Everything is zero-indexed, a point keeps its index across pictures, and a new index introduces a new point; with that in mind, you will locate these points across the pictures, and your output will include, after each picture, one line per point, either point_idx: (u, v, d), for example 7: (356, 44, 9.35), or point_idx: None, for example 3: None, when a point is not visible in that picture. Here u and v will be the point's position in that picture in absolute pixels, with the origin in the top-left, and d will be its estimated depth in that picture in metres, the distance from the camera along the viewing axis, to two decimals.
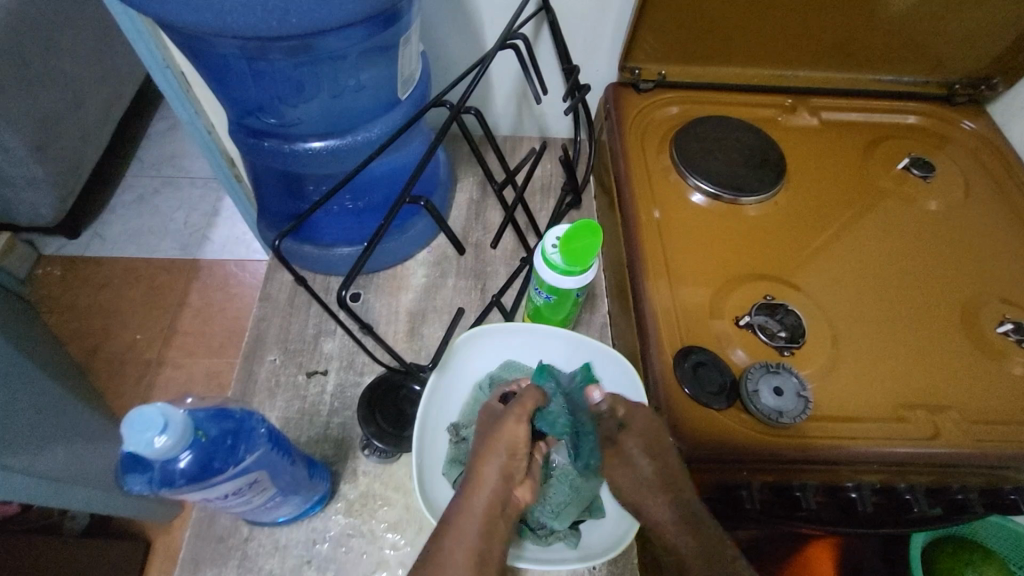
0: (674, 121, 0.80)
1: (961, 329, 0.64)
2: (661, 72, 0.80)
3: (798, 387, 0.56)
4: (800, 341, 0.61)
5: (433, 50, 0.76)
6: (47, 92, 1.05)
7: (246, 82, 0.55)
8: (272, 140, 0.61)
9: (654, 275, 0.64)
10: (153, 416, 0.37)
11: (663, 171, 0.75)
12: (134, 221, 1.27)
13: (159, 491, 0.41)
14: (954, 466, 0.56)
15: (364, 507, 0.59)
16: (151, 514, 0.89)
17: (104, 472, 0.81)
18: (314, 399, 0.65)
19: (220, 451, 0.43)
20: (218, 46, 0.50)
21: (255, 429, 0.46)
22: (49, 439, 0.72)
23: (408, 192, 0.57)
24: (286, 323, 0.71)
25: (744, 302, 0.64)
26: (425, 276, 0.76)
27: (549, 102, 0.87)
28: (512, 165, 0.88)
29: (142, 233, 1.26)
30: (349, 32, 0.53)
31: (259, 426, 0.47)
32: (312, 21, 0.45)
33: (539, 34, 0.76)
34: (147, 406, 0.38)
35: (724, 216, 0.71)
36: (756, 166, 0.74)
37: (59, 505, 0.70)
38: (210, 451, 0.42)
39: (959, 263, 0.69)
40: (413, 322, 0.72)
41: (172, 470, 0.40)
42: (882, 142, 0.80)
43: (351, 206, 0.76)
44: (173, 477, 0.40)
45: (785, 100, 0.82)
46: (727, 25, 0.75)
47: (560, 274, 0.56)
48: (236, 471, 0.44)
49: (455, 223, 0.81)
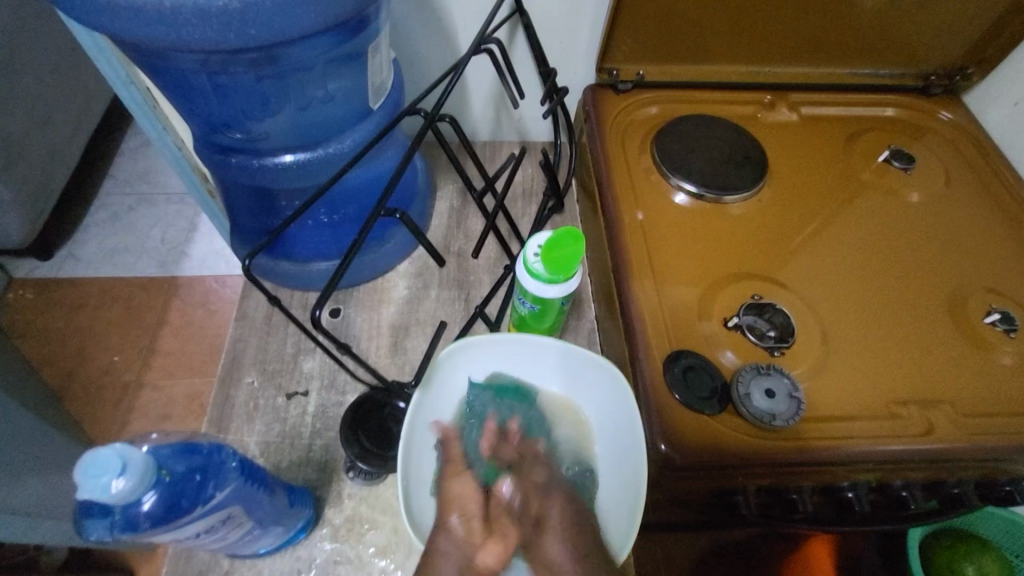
0: (655, 121, 0.79)
1: (948, 321, 0.64)
2: (639, 72, 0.79)
3: (789, 388, 0.56)
4: (790, 340, 0.60)
5: (407, 56, 0.74)
6: (12, 108, 0.99)
7: (208, 96, 0.53)
8: (240, 156, 0.59)
9: (640, 278, 0.63)
10: (110, 458, 0.35)
11: (645, 172, 0.74)
12: (109, 239, 1.18)
13: (122, 535, 0.38)
14: (950, 461, 0.55)
15: (350, 533, 0.57)
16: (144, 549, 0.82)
17: None
18: (295, 421, 0.63)
19: (189, 488, 0.41)
20: (176, 61, 0.48)
21: (226, 463, 0.44)
22: (23, 475, 0.68)
23: (383, 205, 0.53)
24: (263, 342, 0.68)
25: (732, 302, 0.63)
26: (407, 288, 0.74)
27: (527, 106, 0.86)
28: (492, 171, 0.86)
29: (118, 252, 1.17)
30: (313, 41, 0.51)
31: (229, 460, 0.45)
32: (271, 32, 0.43)
33: (514, 38, 0.75)
34: (103, 447, 0.36)
35: (708, 215, 0.71)
36: (739, 164, 0.74)
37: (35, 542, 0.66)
38: (178, 490, 0.40)
39: (943, 255, 0.69)
40: (396, 335, 0.70)
41: (135, 515, 0.38)
42: (862, 135, 0.80)
43: (326, 220, 0.74)
44: (137, 520, 0.38)
45: (764, 97, 0.81)
46: (704, 23, 0.74)
47: (543, 283, 0.54)
48: (206, 510, 0.42)
49: (437, 233, 0.79)
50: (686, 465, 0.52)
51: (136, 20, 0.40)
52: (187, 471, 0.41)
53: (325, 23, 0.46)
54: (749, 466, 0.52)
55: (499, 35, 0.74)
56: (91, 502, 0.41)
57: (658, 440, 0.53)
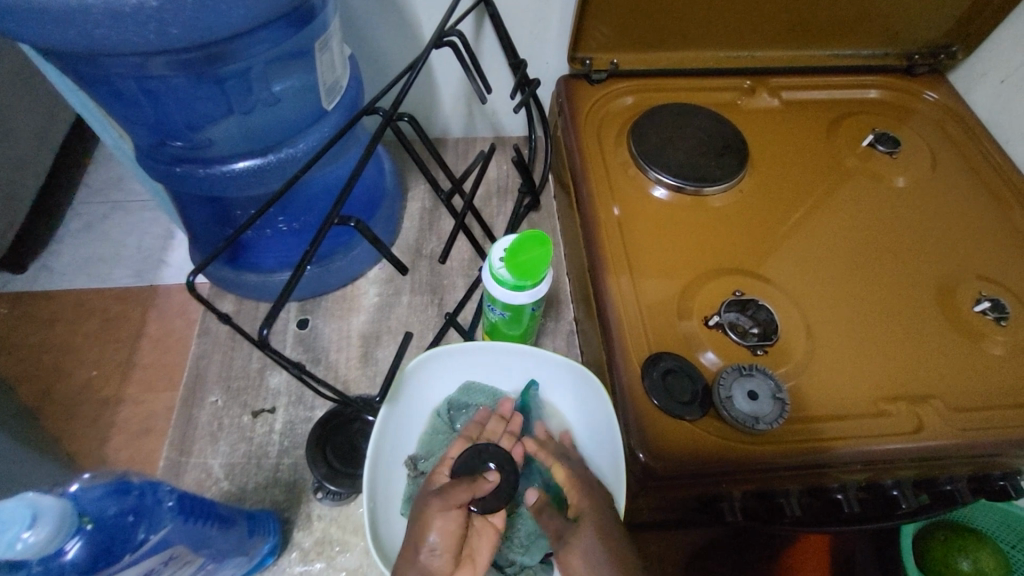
0: (631, 111, 0.75)
1: (937, 311, 0.62)
2: (613, 61, 0.76)
3: (773, 389, 0.53)
4: (773, 337, 0.58)
5: (368, 50, 0.71)
6: None
7: (145, 99, 0.49)
8: (187, 166, 0.55)
9: (616, 277, 0.61)
10: (18, 510, 0.33)
11: (621, 166, 0.70)
12: (83, 249, 0.96)
13: None
14: (941, 458, 0.53)
15: (320, 556, 0.55)
16: None
17: None
18: (261, 440, 0.60)
19: (118, 535, 0.38)
20: (101, 67, 0.44)
21: (161, 502, 0.42)
22: None
23: (337, 212, 0.49)
24: (228, 358, 0.65)
25: (712, 300, 0.60)
26: (377, 295, 0.71)
27: (500, 99, 0.82)
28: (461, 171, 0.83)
29: (92, 261, 0.95)
30: (251, 35, 0.48)
31: (166, 499, 0.42)
32: (195, 31, 0.40)
33: (481, 28, 0.72)
34: (9, 501, 0.34)
35: (688, 209, 0.68)
36: (718, 154, 0.70)
37: None
38: (106, 537, 0.38)
39: (930, 242, 0.67)
40: (367, 345, 0.68)
41: (58, 568, 0.36)
42: (845, 118, 0.77)
43: (285, 228, 0.71)
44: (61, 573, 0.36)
45: (744, 82, 0.78)
46: (679, 6, 0.71)
47: (510, 290, 0.49)
48: (140, 556, 0.39)
49: (407, 238, 0.76)
50: (666, 475, 0.49)
51: (42, 23, 0.37)
52: (118, 515, 0.39)
53: (258, 19, 0.42)
54: (732, 473, 0.50)
55: (463, 26, 0.71)
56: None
57: (636, 448, 0.50)
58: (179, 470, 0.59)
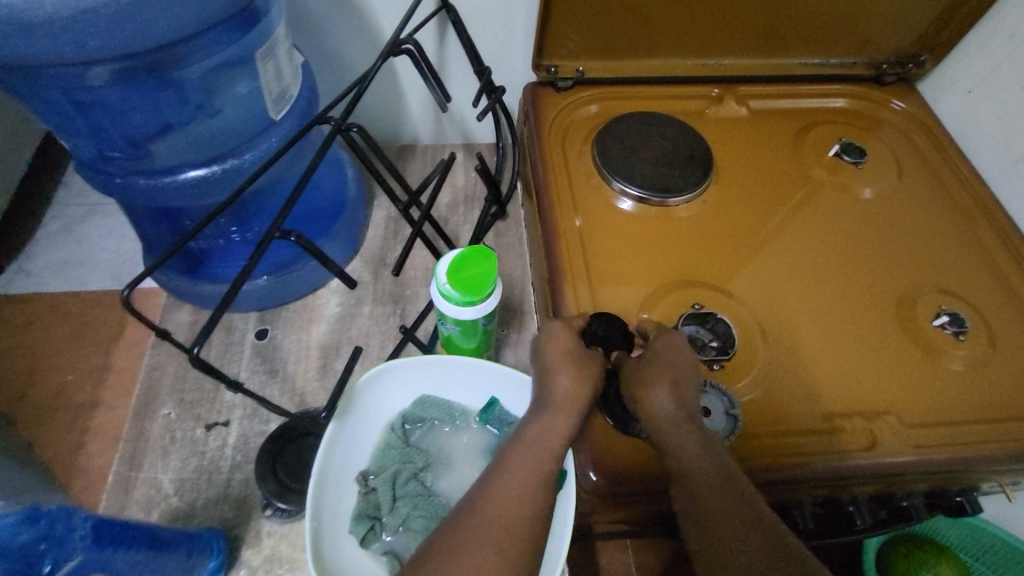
0: (597, 120, 0.75)
1: (897, 325, 0.61)
2: (580, 69, 0.75)
3: (727, 405, 0.53)
4: (732, 351, 0.57)
5: (329, 57, 0.70)
6: None
7: (84, 109, 0.49)
8: (130, 177, 0.55)
9: (575, 289, 0.60)
10: None
11: (585, 175, 0.70)
12: (60, 252, 0.87)
13: None
14: (895, 474, 0.53)
15: (269, 574, 0.54)
16: None
17: None
18: (214, 455, 0.59)
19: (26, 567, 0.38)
20: (30, 78, 0.44)
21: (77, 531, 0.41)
22: None
23: (278, 225, 0.48)
24: (183, 370, 0.64)
25: (670, 313, 0.60)
26: (338, 305, 0.70)
27: (468, 106, 0.81)
28: (414, 184, 0.82)
29: (66, 266, 0.86)
30: (185, 44, 0.48)
31: (80, 526, 0.42)
32: (113, 42, 0.42)
33: (443, 35, 0.71)
34: None
35: (651, 220, 0.67)
36: (683, 164, 0.70)
37: None
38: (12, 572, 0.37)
39: (892, 254, 0.66)
40: (326, 356, 0.67)
41: None
42: (813, 128, 0.76)
43: (238, 237, 0.69)
44: None
45: (712, 91, 0.77)
46: (642, 14, 0.70)
47: (457, 305, 0.48)
48: None
49: (372, 247, 0.75)
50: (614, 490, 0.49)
51: None
52: (31, 543, 0.38)
53: (186, 29, 0.44)
54: None
55: (425, 32, 0.70)
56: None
57: (587, 467, 0.50)
58: (128, 485, 0.58)
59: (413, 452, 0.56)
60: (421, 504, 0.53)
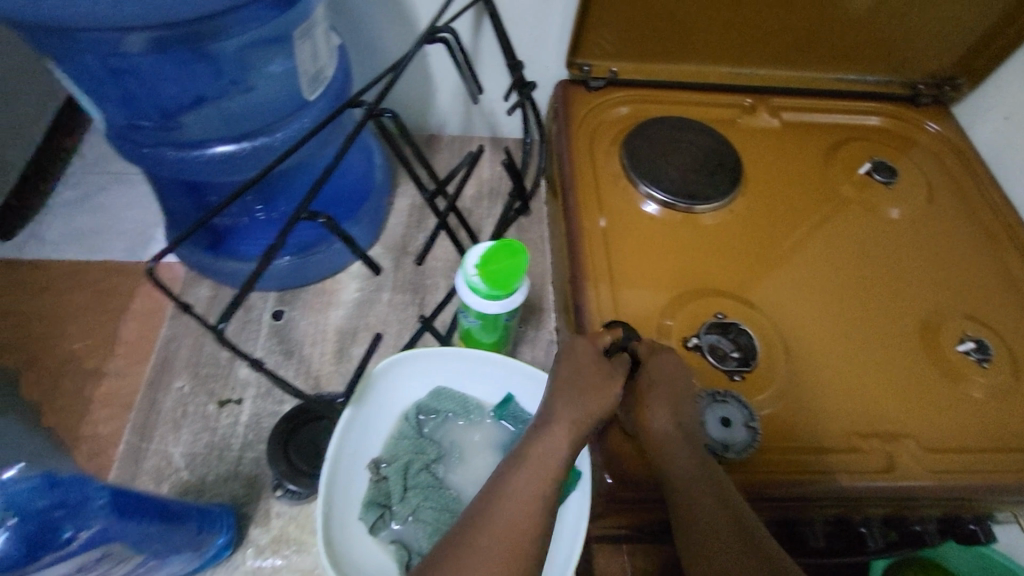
0: (627, 121, 0.73)
1: (920, 348, 0.61)
2: (613, 69, 0.74)
3: (746, 417, 0.52)
4: (752, 363, 0.57)
5: (362, 42, 0.70)
6: None
7: (117, 76, 0.48)
8: (160, 148, 0.55)
9: (598, 291, 0.60)
10: None
11: (613, 177, 0.69)
12: (75, 219, 0.87)
13: None
14: (910, 498, 0.53)
15: (276, 554, 0.54)
16: None
17: None
18: (225, 432, 0.59)
19: (46, 532, 0.37)
20: (70, 41, 0.44)
21: (95, 500, 0.41)
22: None
23: (307, 207, 0.47)
24: (198, 345, 0.64)
25: (693, 321, 0.60)
26: (357, 291, 0.70)
27: (497, 100, 0.81)
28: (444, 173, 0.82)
29: (81, 234, 0.86)
30: (224, 18, 0.47)
31: (99, 496, 0.41)
32: (154, 11, 0.41)
33: (479, 26, 0.70)
34: None
35: (677, 226, 0.67)
36: (712, 172, 0.69)
37: None
38: (32, 535, 0.37)
39: (919, 277, 0.66)
40: (342, 341, 0.66)
41: None
42: (844, 144, 0.75)
43: (263, 216, 0.69)
44: None
45: (744, 100, 0.77)
46: (680, 18, 0.70)
47: (483, 299, 0.48)
48: (70, 552, 0.39)
49: (393, 235, 0.75)
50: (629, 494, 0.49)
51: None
52: (46, 510, 0.38)
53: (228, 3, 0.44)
54: None
55: (460, 23, 0.70)
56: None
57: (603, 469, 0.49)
58: (138, 456, 0.58)
59: (426, 443, 0.55)
60: (432, 496, 0.53)
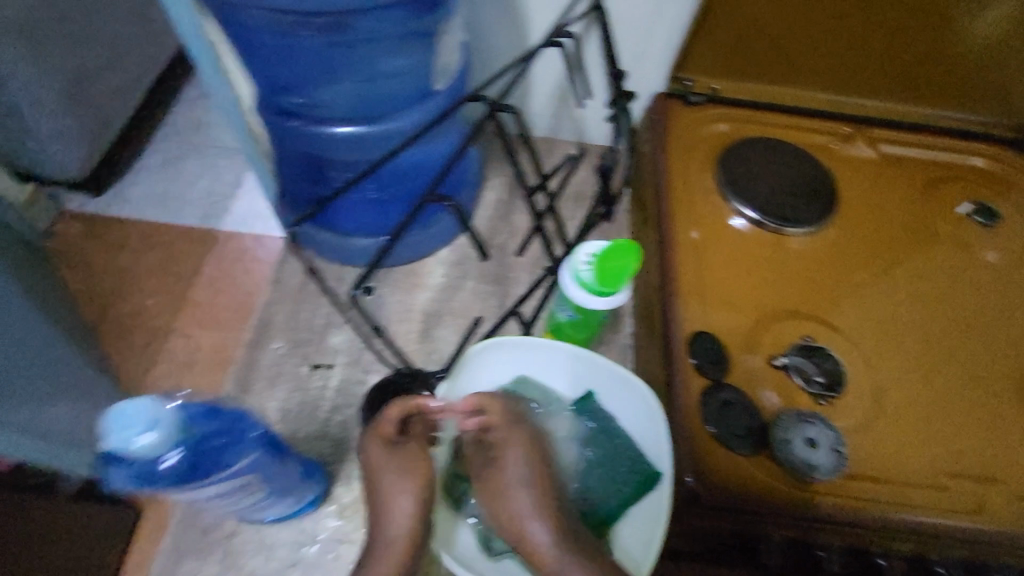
0: (724, 138, 0.74)
1: (1013, 394, 0.60)
2: (713, 87, 0.76)
3: (833, 441, 0.53)
4: (838, 390, 0.57)
5: (476, 40, 0.73)
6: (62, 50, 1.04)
7: (272, 52, 0.52)
8: (298, 121, 0.59)
9: (688, 301, 0.61)
10: (140, 415, 0.36)
11: (705, 191, 0.70)
12: (159, 184, 0.97)
13: (142, 488, 0.38)
14: (997, 544, 0.52)
15: (357, 513, 0.57)
16: None
17: None
18: (316, 393, 0.63)
19: (211, 454, 0.41)
20: (247, 18, 0.48)
21: (247, 433, 0.44)
22: None
23: (434, 191, 0.49)
24: (295, 310, 0.68)
25: (781, 340, 0.60)
26: (444, 276, 0.73)
27: (592, 106, 0.82)
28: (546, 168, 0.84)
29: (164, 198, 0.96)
30: (378, 12, 0.50)
31: (250, 430, 0.44)
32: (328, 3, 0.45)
33: (588, 34, 0.72)
34: (133, 402, 0.36)
35: (766, 245, 0.67)
36: (806, 197, 0.69)
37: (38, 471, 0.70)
38: (202, 456, 0.40)
39: (1015, 323, 0.64)
40: (428, 322, 0.69)
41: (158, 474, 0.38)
42: (942, 182, 0.74)
43: (373, 196, 0.68)
44: (160, 478, 0.38)
45: (843, 128, 0.76)
46: (790, 43, 0.70)
47: (590, 294, 0.50)
48: (224, 476, 0.42)
49: (481, 226, 0.77)
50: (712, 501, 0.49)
51: None
52: (212, 436, 0.41)
53: None
54: (779, 516, 0.49)
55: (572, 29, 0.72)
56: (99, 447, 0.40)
57: (686, 472, 0.50)
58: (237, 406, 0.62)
59: None
60: None
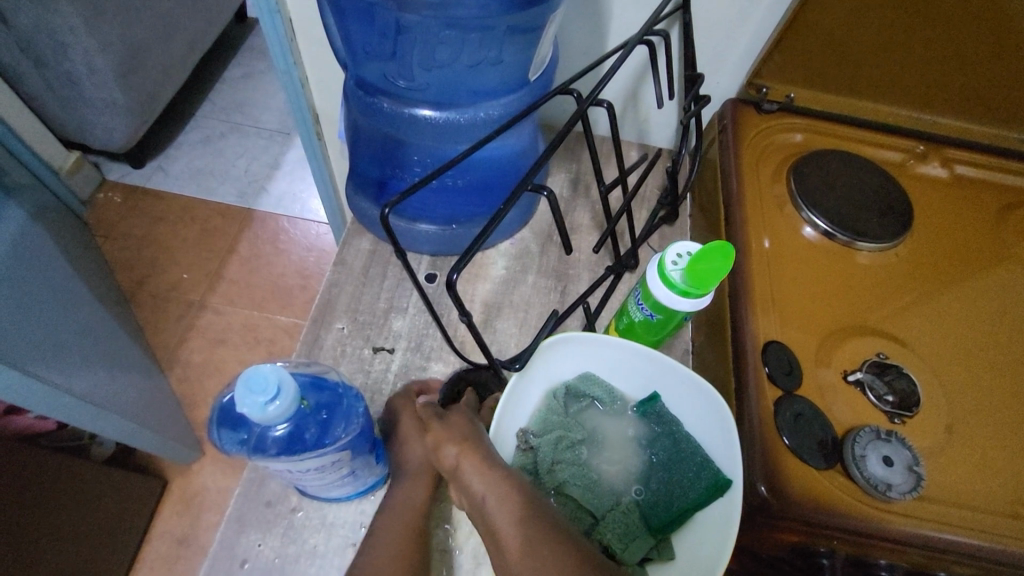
0: (797, 148, 0.74)
1: None
2: (791, 94, 0.75)
3: (909, 460, 0.52)
4: (912, 410, 0.56)
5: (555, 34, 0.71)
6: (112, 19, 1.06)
7: (370, 31, 0.52)
8: (387, 100, 0.59)
9: (761, 308, 0.60)
10: (269, 376, 0.41)
11: (776, 201, 0.69)
12: None
13: (260, 445, 0.45)
14: None
15: None
16: (164, 451, 0.92)
17: (122, 403, 0.80)
18: (378, 376, 0.63)
19: (313, 418, 0.46)
20: None
21: (346, 406, 0.50)
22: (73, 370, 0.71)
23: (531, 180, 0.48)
24: (358, 292, 0.68)
25: (854, 355, 0.59)
26: (505, 268, 0.73)
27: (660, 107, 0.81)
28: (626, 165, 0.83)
29: None
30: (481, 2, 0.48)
31: (349, 403, 0.50)
32: None
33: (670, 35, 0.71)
34: (263, 366, 0.41)
35: (836, 258, 0.66)
36: (882, 213, 0.68)
37: (93, 429, 0.72)
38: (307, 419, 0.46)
39: None
40: (488, 312, 0.69)
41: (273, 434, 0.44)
42: (1015, 209, 0.73)
43: (451, 183, 0.71)
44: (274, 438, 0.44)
45: (917, 146, 0.75)
46: (876, 55, 0.69)
47: (676, 294, 0.50)
48: (324, 442, 0.46)
49: (542, 220, 0.77)
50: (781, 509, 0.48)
51: None
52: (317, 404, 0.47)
53: None
54: (847, 530, 0.48)
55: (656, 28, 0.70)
56: (231, 407, 0.49)
57: (758, 480, 0.49)
58: None
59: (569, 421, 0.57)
60: (578, 473, 0.55)
